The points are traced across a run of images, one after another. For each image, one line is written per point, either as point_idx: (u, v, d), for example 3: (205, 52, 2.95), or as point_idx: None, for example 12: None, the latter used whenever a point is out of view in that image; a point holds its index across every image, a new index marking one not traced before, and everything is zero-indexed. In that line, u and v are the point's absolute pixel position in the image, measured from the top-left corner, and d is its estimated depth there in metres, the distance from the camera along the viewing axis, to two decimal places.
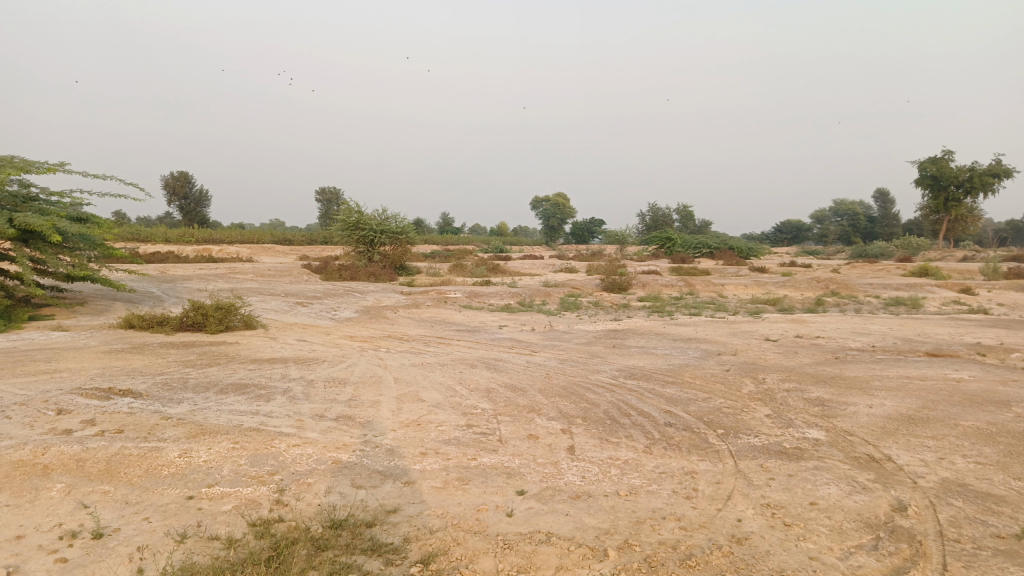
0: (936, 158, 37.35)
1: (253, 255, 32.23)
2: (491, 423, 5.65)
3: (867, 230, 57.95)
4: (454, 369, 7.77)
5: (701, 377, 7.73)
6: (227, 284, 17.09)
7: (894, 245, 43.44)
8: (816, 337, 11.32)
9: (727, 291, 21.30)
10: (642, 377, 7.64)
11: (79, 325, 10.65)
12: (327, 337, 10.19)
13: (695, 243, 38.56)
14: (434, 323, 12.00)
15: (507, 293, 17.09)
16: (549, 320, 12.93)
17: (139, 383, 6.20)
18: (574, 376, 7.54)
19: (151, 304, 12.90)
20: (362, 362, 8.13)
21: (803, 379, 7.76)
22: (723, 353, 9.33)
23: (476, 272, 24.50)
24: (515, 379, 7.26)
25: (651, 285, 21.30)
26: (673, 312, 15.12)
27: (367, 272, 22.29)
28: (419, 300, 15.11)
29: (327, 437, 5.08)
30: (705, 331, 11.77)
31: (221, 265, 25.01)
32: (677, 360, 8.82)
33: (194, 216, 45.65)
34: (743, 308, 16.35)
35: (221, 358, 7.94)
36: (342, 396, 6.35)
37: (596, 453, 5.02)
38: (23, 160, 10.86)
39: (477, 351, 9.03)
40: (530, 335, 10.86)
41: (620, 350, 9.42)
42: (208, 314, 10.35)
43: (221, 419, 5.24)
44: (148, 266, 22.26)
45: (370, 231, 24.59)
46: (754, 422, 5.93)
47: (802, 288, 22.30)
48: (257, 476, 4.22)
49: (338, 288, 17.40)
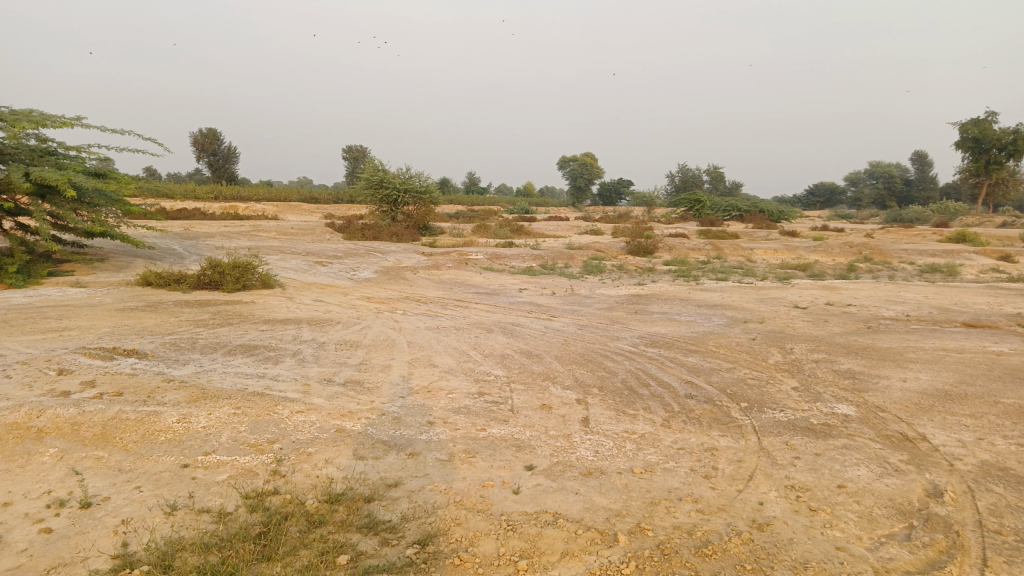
0: (978, 120, 35.94)
1: (279, 214, 32.27)
2: (503, 392, 5.43)
3: (902, 194, 56.41)
4: (470, 333, 7.56)
5: (725, 346, 7.44)
6: (249, 243, 17.01)
7: (930, 210, 42.22)
8: (847, 305, 10.91)
9: (756, 255, 20.78)
10: (663, 345, 7.37)
11: (98, 281, 10.61)
12: (344, 298, 10.04)
13: (725, 206, 37.79)
14: (454, 285, 11.79)
15: (529, 255, 16.81)
16: (571, 284, 12.65)
17: (147, 343, 6.08)
18: (593, 343, 7.29)
19: (171, 261, 12.84)
20: (376, 324, 7.95)
21: (833, 350, 7.42)
22: (749, 321, 9.00)
23: (500, 233, 24.21)
24: (531, 345, 7.02)
25: (678, 248, 20.85)
26: (700, 276, 14.73)
27: (390, 232, 22.12)
28: (439, 260, 14.90)
29: (332, 403, 4.91)
30: (732, 297, 11.42)
31: (246, 223, 25.01)
32: (701, 327, 8.51)
33: (222, 174, 45.79)
34: (772, 273, 15.90)
35: (233, 318, 7.81)
36: (352, 360, 6.17)
37: (612, 426, 4.79)
38: (39, 114, 10.73)
39: (495, 315, 8.81)
40: (550, 299, 10.60)
41: (642, 316, 9.13)
42: (225, 272, 10.23)
43: (224, 383, 5.09)
44: (173, 224, 22.30)
45: (394, 190, 24.35)
46: (780, 396, 5.65)
47: (834, 254, 21.68)
48: (256, 444, 4.06)
49: (359, 248, 17.25)
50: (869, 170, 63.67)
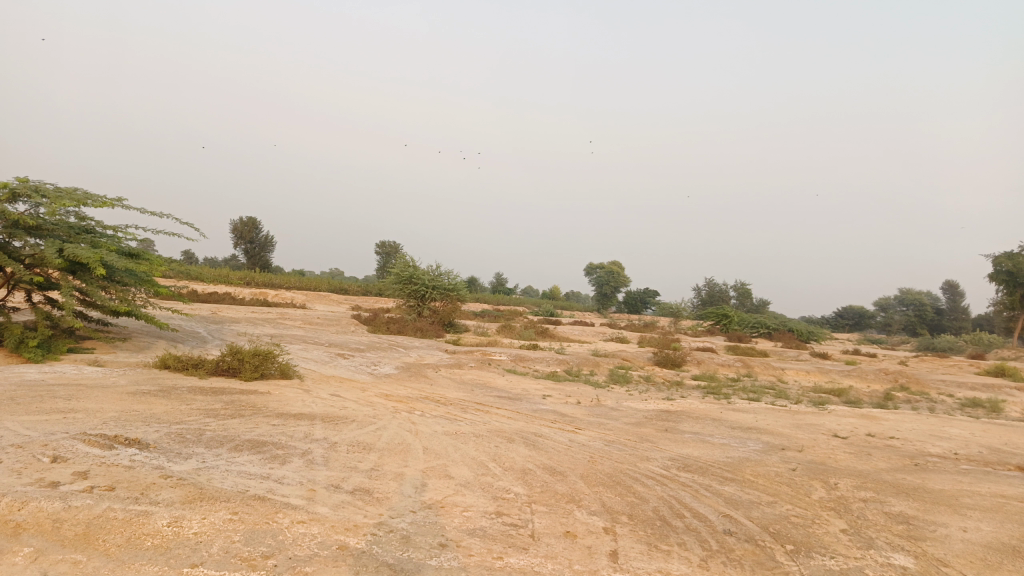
0: (1012, 253, 35.63)
1: (307, 302, 32.48)
2: (524, 514, 4.99)
3: (934, 321, 55.50)
4: (490, 442, 7.14)
5: (764, 476, 6.91)
6: (272, 330, 16.91)
7: (965, 340, 41.30)
8: (890, 437, 10.30)
9: (787, 376, 20.16)
10: (696, 470, 6.87)
11: (116, 361, 10.43)
12: (362, 395, 9.71)
13: (753, 323, 37.30)
14: (476, 387, 11.41)
15: (554, 360, 16.42)
16: (597, 394, 12.20)
17: (151, 432, 5.76)
18: (621, 463, 6.82)
19: (192, 344, 12.70)
20: (393, 425, 7.58)
21: (880, 488, 6.86)
22: (786, 448, 8.48)
23: (525, 335, 23.92)
24: (555, 460, 6.58)
25: (706, 363, 20.36)
26: (730, 395, 14.21)
27: (414, 327, 21.98)
28: (463, 360, 14.59)
29: (337, 514, 4.50)
30: (765, 420, 10.87)
31: (273, 310, 25.08)
32: (736, 452, 8.00)
33: (257, 260, 46.63)
34: (806, 397, 15.28)
35: (245, 410, 7.50)
36: (364, 465, 5.78)
37: (642, 563, 4.31)
38: (81, 192, 10.91)
39: (517, 424, 8.40)
40: (575, 409, 10.16)
41: (672, 435, 8.64)
42: (244, 359, 10.06)
43: (225, 482, 4.73)
44: (201, 307, 22.38)
45: (422, 286, 24.38)
46: (828, 539, 5.13)
47: (867, 380, 21.01)
48: (249, 558, 3.67)
49: (382, 342, 17.02)
50: (899, 296, 63.02)
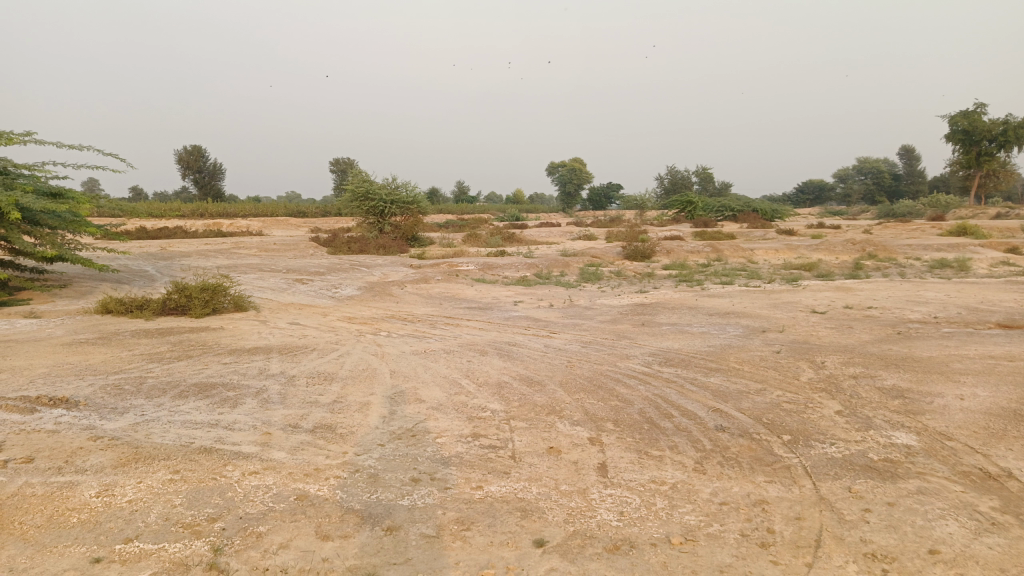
0: (967, 112, 35.40)
1: (264, 229, 31.40)
2: (502, 433, 4.59)
3: (892, 188, 55.95)
4: (462, 357, 6.71)
5: (750, 363, 6.61)
6: (226, 261, 16.10)
7: (923, 203, 41.70)
8: (868, 307, 10.12)
9: (757, 256, 20.00)
10: (680, 364, 6.55)
11: (54, 311, 9.71)
12: (323, 320, 9.18)
13: (717, 206, 37.07)
14: (443, 300, 10.92)
15: (522, 264, 15.95)
16: (569, 294, 11.81)
17: (83, 387, 5.19)
18: (600, 364, 6.46)
19: (138, 285, 11.92)
20: (357, 350, 7.10)
21: (869, 362, 6.61)
22: (768, 331, 8.21)
23: (491, 242, 23.33)
24: (531, 369, 6.18)
25: (676, 251, 20.08)
26: (703, 281, 13.95)
27: (376, 244, 21.25)
28: (429, 273, 14.05)
29: (295, 459, 4.05)
30: (742, 303, 10.60)
31: (228, 241, 24.07)
32: (718, 340, 7.69)
33: (209, 190, 44.85)
34: (778, 275, 15.08)
35: (194, 350, 6.94)
36: (325, 398, 5.31)
37: (634, 475, 3.95)
38: None
39: (489, 334, 7.98)
40: (548, 312, 9.76)
41: (651, 329, 8.29)
42: (192, 296, 9.40)
43: (166, 437, 4.23)
44: (150, 244, 21.35)
45: (380, 201, 23.44)
46: (826, 425, 4.84)
47: (836, 252, 20.97)
48: (193, 524, 3.21)
49: (344, 263, 16.35)
50: (857, 165, 63.16)
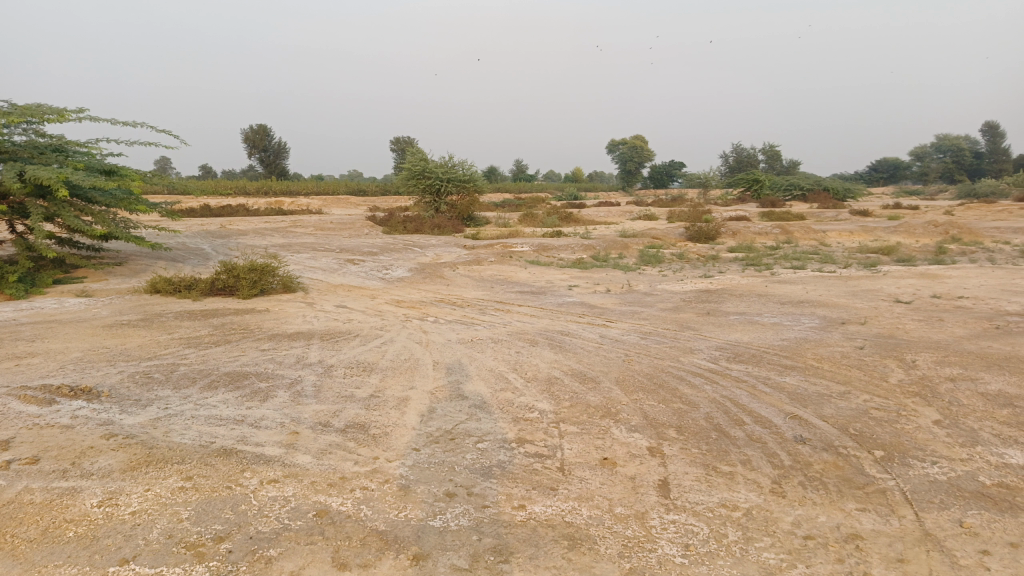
0: None
1: (323, 207, 31.53)
2: (551, 439, 4.12)
3: (973, 166, 52.88)
4: (511, 348, 6.26)
5: (829, 360, 5.95)
6: (281, 240, 16.01)
7: (1008, 183, 39.17)
8: (958, 297, 9.22)
9: (830, 238, 18.88)
10: (750, 360, 5.94)
11: (106, 289, 9.65)
12: (371, 304, 8.86)
13: (785, 186, 35.54)
14: (495, 284, 10.47)
15: (580, 246, 15.37)
16: (628, 279, 11.20)
17: (112, 375, 4.94)
18: (661, 359, 5.90)
19: (192, 263, 11.85)
20: (401, 338, 6.72)
21: (967, 362, 5.86)
22: (847, 323, 7.48)
23: (548, 222, 22.76)
24: (585, 364, 5.68)
25: (742, 233, 19.14)
26: (772, 265, 13.15)
27: (432, 223, 20.96)
28: (482, 255, 13.61)
29: (320, 464, 3.66)
30: (817, 290, 9.81)
31: (287, 219, 24.13)
32: (792, 333, 7.03)
33: (273, 169, 45.46)
34: (854, 259, 14.10)
35: (234, 334, 6.67)
36: (361, 392, 4.93)
37: (701, 496, 3.42)
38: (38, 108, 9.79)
39: (542, 322, 7.50)
40: (605, 298, 9.20)
41: (716, 319, 7.66)
42: (240, 276, 9.21)
43: (186, 436, 3.91)
44: (211, 221, 21.58)
45: (436, 179, 23.12)
46: (924, 439, 4.20)
47: (916, 235, 19.66)
48: (198, 545, 2.85)
49: (397, 243, 16.06)
50: (935, 142, 59.84)
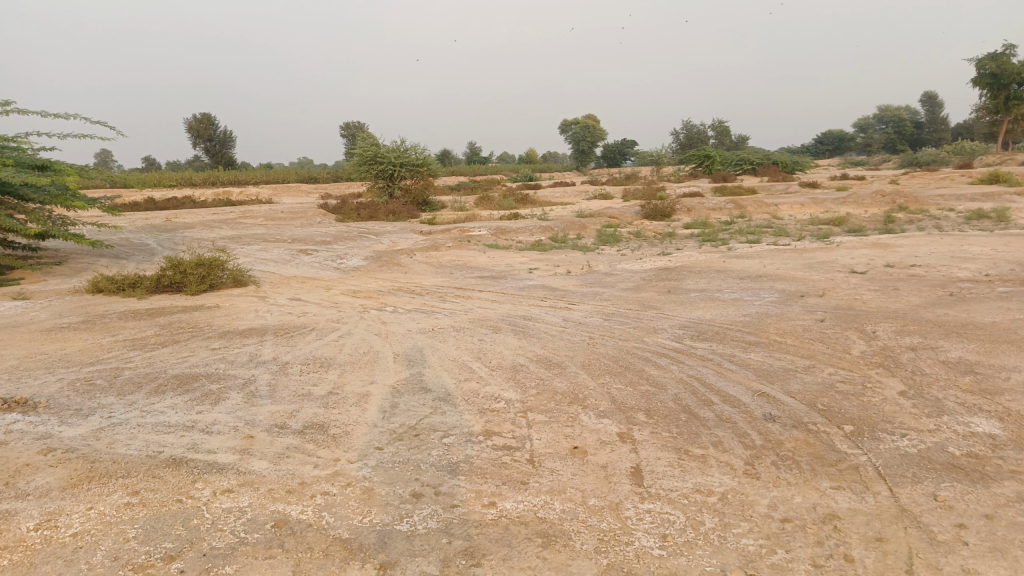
0: (995, 54, 33.49)
1: (273, 196, 30.83)
2: (518, 429, 4.00)
3: (914, 136, 54.24)
4: (473, 336, 6.12)
5: (792, 334, 5.94)
6: (230, 232, 15.53)
7: (948, 151, 40.26)
8: (911, 266, 9.36)
9: (782, 211, 19.10)
10: (714, 337, 5.89)
11: (44, 291, 9.18)
12: (326, 295, 8.60)
13: (736, 160, 35.91)
14: (454, 269, 10.28)
15: (537, 227, 15.25)
16: (587, 259, 11.12)
17: (50, 383, 4.65)
18: (625, 341, 5.82)
19: (136, 260, 11.38)
20: (359, 330, 6.51)
21: (926, 330, 5.91)
22: (807, 296, 7.51)
23: (504, 204, 22.58)
24: (549, 349, 5.56)
25: (697, 209, 19.25)
26: (728, 240, 13.23)
27: (386, 209, 20.59)
28: (439, 240, 13.39)
29: (277, 470, 3.47)
30: (774, 264, 9.86)
31: (236, 210, 23.46)
32: (753, 308, 7.02)
33: (220, 158, 44.23)
34: (807, 231, 14.26)
35: (183, 333, 6.38)
36: (319, 389, 4.73)
37: (675, 482, 3.34)
38: None
39: (503, 307, 7.37)
40: (565, 280, 9.09)
41: (677, 297, 7.61)
42: (187, 272, 8.85)
43: (131, 446, 3.67)
44: (156, 215, 20.86)
45: (389, 164, 22.71)
46: (891, 411, 4.19)
47: (865, 205, 20.02)
48: (147, 566, 2.65)
49: (350, 231, 15.71)
50: (878, 113, 61.16)
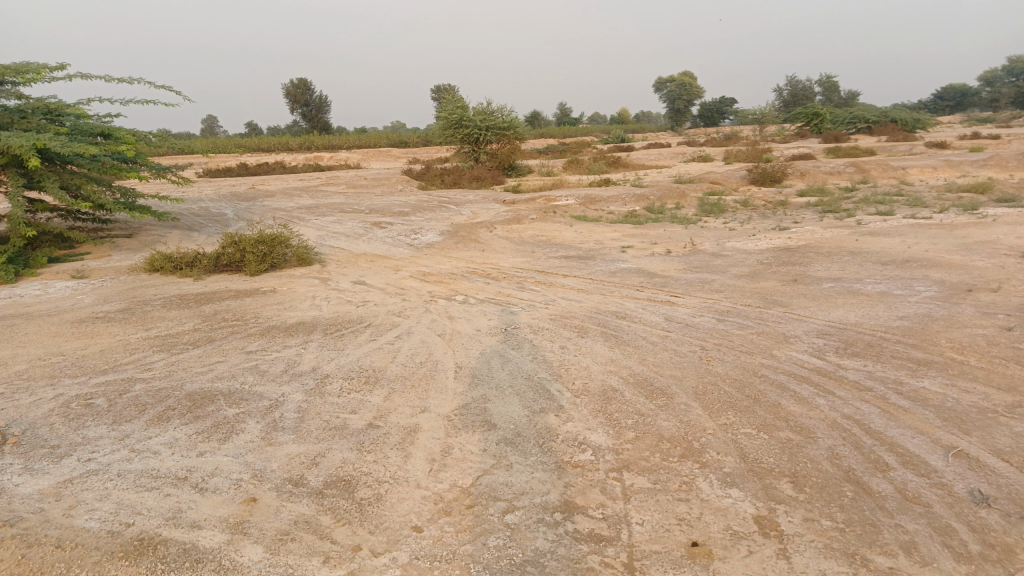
0: None
1: (363, 162, 30.45)
2: (612, 504, 2.87)
3: None
4: (556, 341, 4.99)
5: (973, 351, 4.51)
6: (309, 201, 14.89)
7: None
8: None
9: (911, 177, 16.88)
10: (866, 353, 4.53)
11: (104, 268, 8.65)
12: (393, 278, 7.65)
13: (850, 117, 32.85)
14: (537, 247, 9.13)
15: (632, 195, 13.84)
16: (689, 235, 9.74)
17: (40, 405, 3.84)
18: (749, 354, 4.55)
19: (205, 234, 10.79)
20: (420, 328, 5.50)
21: None
22: (978, 291, 5.95)
23: (593, 169, 21.15)
24: (651, 366, 4.37)
25: (811, 173, 17.27)
26: (854, 211, 11.48)
27: (470, 175, 19.56)
28: (522, 211, 12.23)
29: (271, 568, 2.48)
30: (919, 245, 8.20)
31: (321, 177, 23.01)
32: (909, 307, 5.57)
33: (315, 123, 44.33)
34: (947, 201, 12.28)
35: (222, 329, 5.54)
36: (357, 420, 3.73)
37: None
38: (17, 65, 8.63)
39: (593, 300, 6.19)
40: (665, 262, 7.81)
41: (806, 289, 6.22)
42: (247, 250, 8.10)
43: (92, 515, 2.76)
44: (244, 182, 20.73)
45: (474, 127, 21.62)
46: None
47: (1010, 168, 17.49)
48: None
49: (430, 200, 14.77)
50: (1010, 64, 55.23)
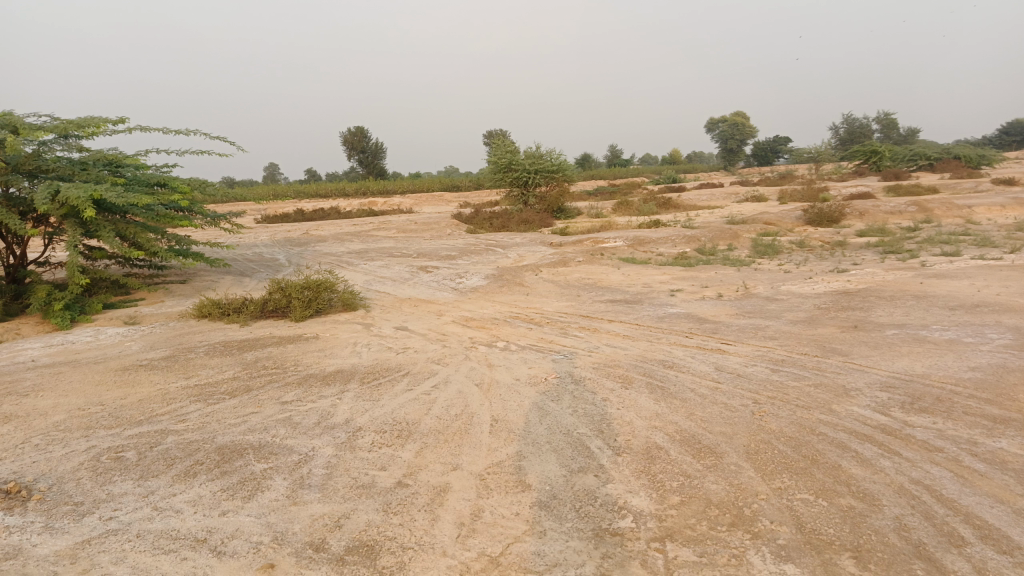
0: None
1: (415, 206, 30.87)
2: None
3: None
4: (598, 392, 4.76)
5: None
6: (359, 246, 15.05)
7: None
8: None
9: (978, 215, 16.16)
10: (936, 408, 4.18)
11: (156, 314, 8.80)
12: (436, 324, 7.55)
13: (910, 155, 31.93)
14: (583, 291, 8.94)
15: (682, 237, 13.56)
16: (741, 278, 9.41)
17: (71, 459, 3.79)
18: (806, 409, 4.25)
19: (256, 279, 10.94)
20: (458, 377, 5.34)
21: None
22: None
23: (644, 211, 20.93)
24: (698, 422, 4.11)
25: (871, 213, 16.70)
26: (917, 252, 10.97)
27: (519, 219, 19.55)
28: (570, 254, 12.08)
29: None
30: (990, 288, 7.71)
31: (373, 221, 23.34)
32: (981, 356, 5.17)
33: (370, 169, 45.33)
34: (1018, 241, 11.65)
35: (261, 378, 5.48)
36: (386, 478, 3.57)
37: None
38: (82, 119, 8.98)
39: (638, 347, 5.95)
40: (716, 307, 7.52)
41: (867, 337, 5.86)
42: (293, 296, 8.13)
43: None
44: (298, 227, 21.15)
45: (524, 171, 21.71)
46: None
47: None
48: None
49: (478, 244, 14.76)
50: None
